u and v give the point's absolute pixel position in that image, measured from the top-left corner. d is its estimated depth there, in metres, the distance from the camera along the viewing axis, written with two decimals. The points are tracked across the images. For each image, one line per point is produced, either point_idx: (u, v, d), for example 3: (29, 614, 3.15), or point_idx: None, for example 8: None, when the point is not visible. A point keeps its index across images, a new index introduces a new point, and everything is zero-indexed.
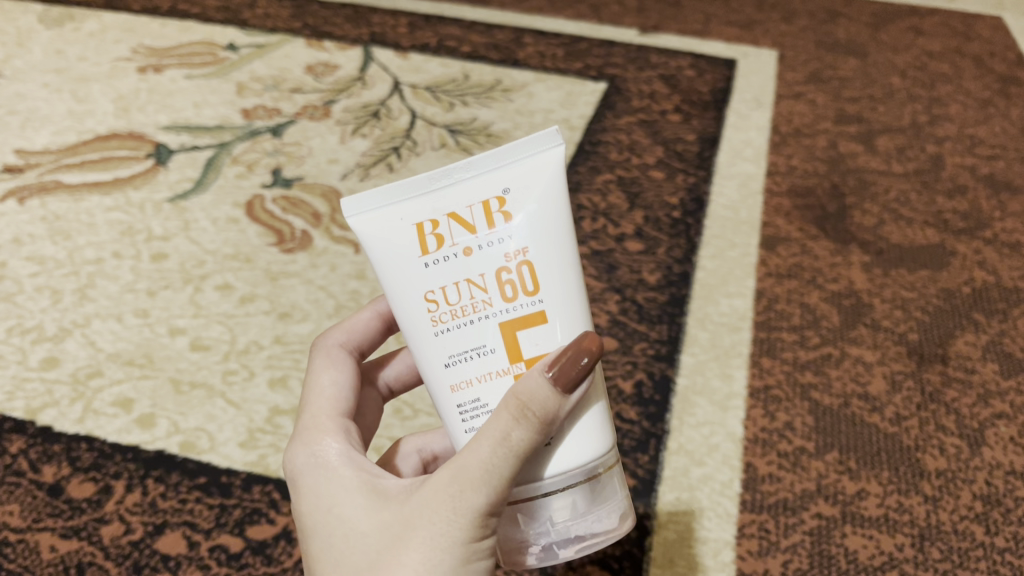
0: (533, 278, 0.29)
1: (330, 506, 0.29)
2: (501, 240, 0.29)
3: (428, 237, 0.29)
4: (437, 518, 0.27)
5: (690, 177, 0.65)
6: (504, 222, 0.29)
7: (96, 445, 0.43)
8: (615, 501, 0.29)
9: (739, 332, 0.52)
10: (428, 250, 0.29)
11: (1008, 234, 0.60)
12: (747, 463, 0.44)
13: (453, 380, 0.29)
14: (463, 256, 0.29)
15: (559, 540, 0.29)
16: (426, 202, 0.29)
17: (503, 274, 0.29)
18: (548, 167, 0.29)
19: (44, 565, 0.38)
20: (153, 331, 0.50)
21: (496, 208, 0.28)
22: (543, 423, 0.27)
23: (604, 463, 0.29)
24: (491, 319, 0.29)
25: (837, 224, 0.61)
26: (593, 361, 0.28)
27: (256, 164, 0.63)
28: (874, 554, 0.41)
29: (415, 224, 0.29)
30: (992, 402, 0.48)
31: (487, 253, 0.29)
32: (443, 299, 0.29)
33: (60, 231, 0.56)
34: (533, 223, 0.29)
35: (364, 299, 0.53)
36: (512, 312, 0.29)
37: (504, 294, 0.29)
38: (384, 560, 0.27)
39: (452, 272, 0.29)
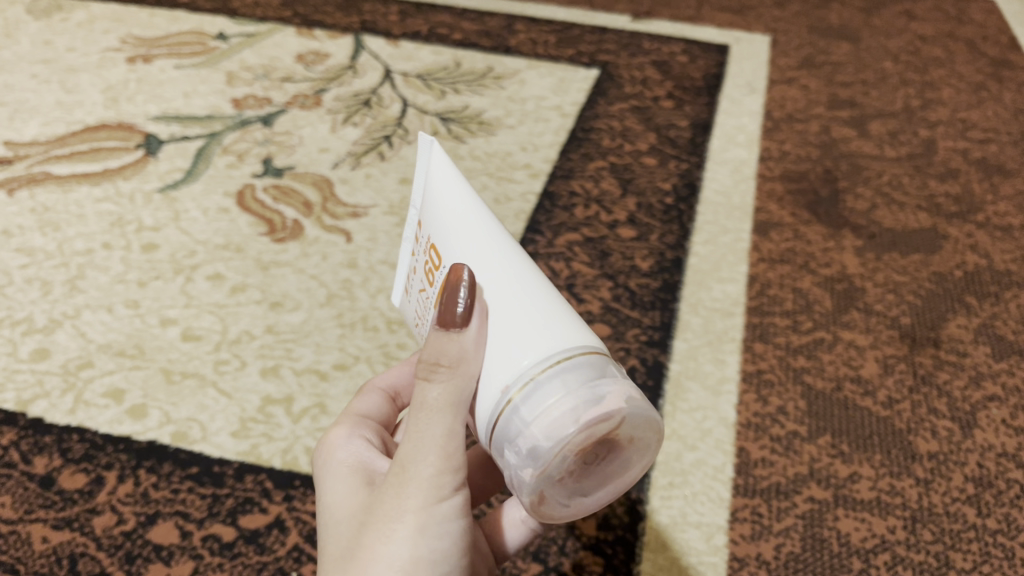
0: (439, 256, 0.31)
1: (324, 496, 0.32)
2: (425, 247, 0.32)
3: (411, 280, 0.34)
4: (391, 492, 0.28)
5: (683, 163, 0.65)
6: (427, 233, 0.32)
7: (87, 436, 0.43)
8: (569, 395, 0.25)
9: (731, 317, 0.52)
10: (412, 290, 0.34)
11: (1001, 218, 0.60)
12: (740, 448, 0.44)
13: None
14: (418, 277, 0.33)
15: (515, 460, 0.26)
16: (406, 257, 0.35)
17: (431, 269, 0.31)
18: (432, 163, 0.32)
19: (36, 556, 0.38)
20: (144, 322, 0.49)
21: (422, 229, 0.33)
22: (443, 363, 0.27)
23: (554, 360, 0.25)
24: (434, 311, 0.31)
25: (830, 209, 0.61)
26: (459, 292, 0.28)
27: (247, 154, 0.63)
28: (866, 537, 0.41)
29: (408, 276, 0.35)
30: (984, 384, 0.48)
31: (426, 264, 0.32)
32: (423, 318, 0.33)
33: (49, 223, 0.56)
34: (439, 218, 0.31)
35: (356, 288, 0.53)
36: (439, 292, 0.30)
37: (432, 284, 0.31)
38: (355, 541, 0.29)
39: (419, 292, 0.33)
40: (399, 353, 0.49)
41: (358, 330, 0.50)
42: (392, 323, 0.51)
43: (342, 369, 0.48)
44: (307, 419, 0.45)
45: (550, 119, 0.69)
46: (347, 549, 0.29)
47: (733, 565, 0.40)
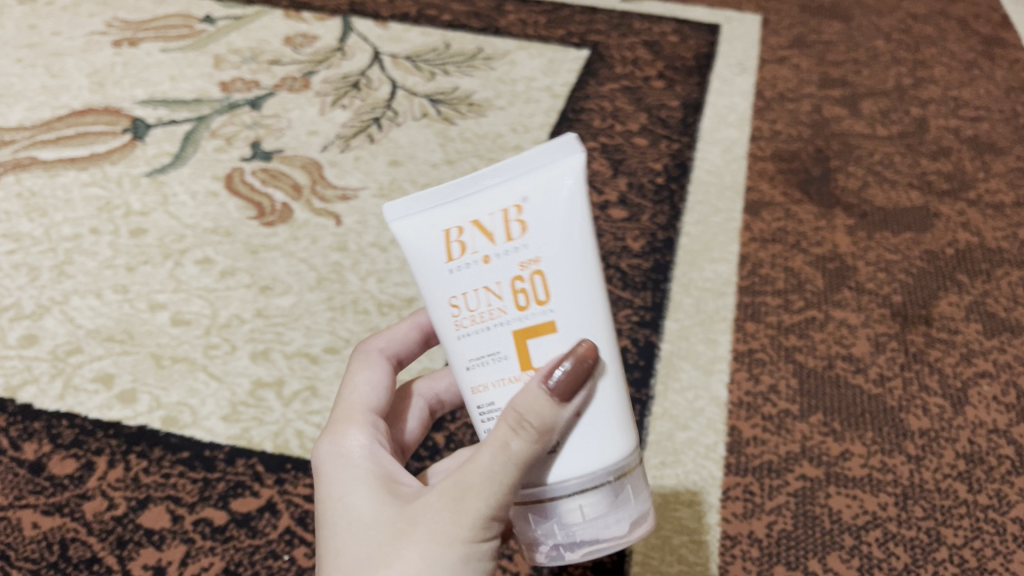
0: (546, 287, 0.26)
1: (339, 493, 0.29)
2: (517, 249, 0.26)
3: (453, 243, 0.26)
4: (443, 510, 0.26)
5: (674, 143, 0.65)
6: (523, 232, 0.26)
7: (77, 421, 0.43)
8: (624, 510, 0.28)
9: (723, 297, 0.52)
10: (452, 257, 0.27)
11: (992, 195, 0.60)
12: (732, 427, 0.45)
13: (474, 382, 0.28)
14: (481, 264, 0.26)
15: (564, 543, 0.28)
16: (451, 209, 0.26)
17: (518, 282, 0.26)
18: (568, 175, 0.26)
19: (27, 541, 0.38)
20: (133, 307, 0.49)
21: (515, 216, 0.26)
22: (542, 432, 0.26)
23: (616, 471, 0.28)
24: (508, 327, 0.27)
25: (822, 188, 0.61)
26: (583, 365, 0.27)
27: (235, 137, 0.63)
28: (858, 514, 0.41)
29: (442, 230, 0.27)
30: (975, 361, 0.48)
31: (506, 263, 0.26)
32: (465, 304, 0.27)
33: (36, 208, 0.55)
34: (554, 234, 0.26)
35: (346, 271, 0.52)
36: (524, 320, 0.27)
37: (518, 303, 0.27)
38: (389, 554, 0.26)
39: (473, 280, 0.27)
40: None
41: (348, 313, 0.50)
42: (382, 306, 0.50)
43: (333, 352, 0.48)
44: (298, 402, 0.45)
45: (541, 100, 0.69)
46: (373, 562, 0.26)
47: (725, 543, 0.40)
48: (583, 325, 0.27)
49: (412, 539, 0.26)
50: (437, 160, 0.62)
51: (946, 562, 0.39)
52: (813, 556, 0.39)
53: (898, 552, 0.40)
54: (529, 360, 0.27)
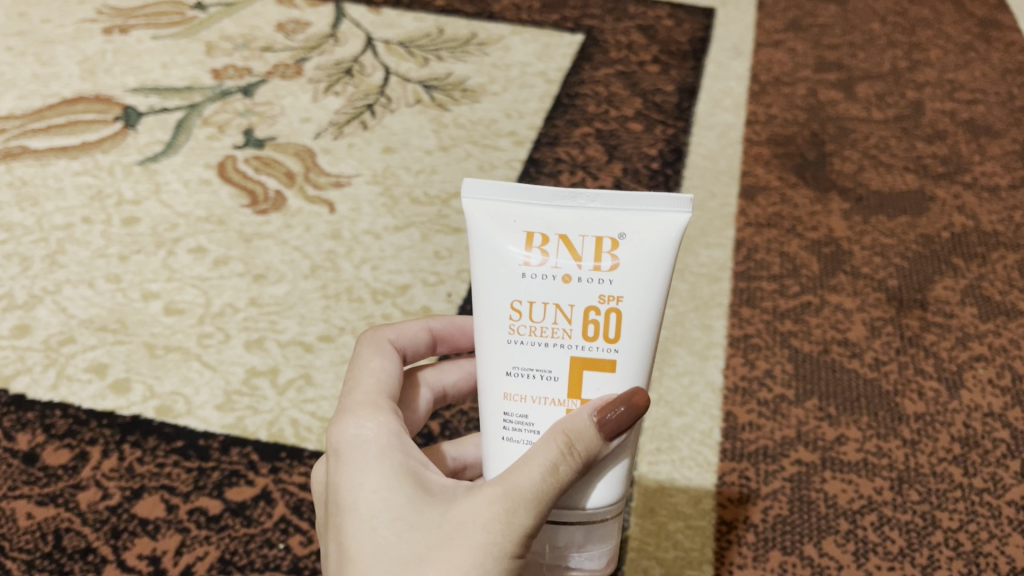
0: (619, 326, 0.28)
1: (373, 486, 0.28)
2: (602, 280, 0.28)
3: (534, 249, 0.28)
4: (493, 522, 0.26)
5: (669, 128, 0.64)
6: (612, 267, 0.28)
7: (70, 411, 0.42)
8: (608, 546, 0.29)
9: (718, 282, 0.52)
10: (529, 261, 0.28)
11: (987, 178, 0.60)
12: (728, 412, 0.44)
13: (509, 390, 0.29)
14: (561, 281, 0.28)
15: (547, 562, 0.29)
16: (541, 213, 0.28)
17: (592, 313, 0.28)
18: (670, 231, 0.28)
19: (21, 532, 0.38)
20: (126, 296, 0.49)
21: (608, 248, 0.28)
22: (585, 462, 0.27)
23: (614, 510, 0.29)
24: (565, 351, 0.28)
25: (817, 172, 0.61)
26: (635, 412, 0.28)
27: (227, 125, 0.62)
28: (853, 499, 0.41)
29: (528, 233, 0.28)
30: (970, 344, 0.48)
31: (586, 289, 0.28)
32: (528, 312, 0.28)
33: (28, 197, 0.55)
34: (639, 278, 0.28)
35: (340, 259, 0.52)
36: (584, 349, 0.28)
37: (586, 332, 0.28)
38: (439, 561, 0.26)
39: (546, 292, 0.28)
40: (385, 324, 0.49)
41: (342, 301, 0.50)
42: (377, 294, 0.50)
43: (327, 340, 0.47)
44: (293, 390, 0.45)
45: (535, 86, 0.68)
46: (422, 568, 0.26)
47: (721, 528, 0.40)
48: (637, 376, 0.28)
49: (460, 549, 0.26)
50: (431, 146, 0.61)
51: (941, 546, 0.39)
52: (809, 541, 0.39)
53: (893, 536, 0.40)
54: (576, 386, 0.28)
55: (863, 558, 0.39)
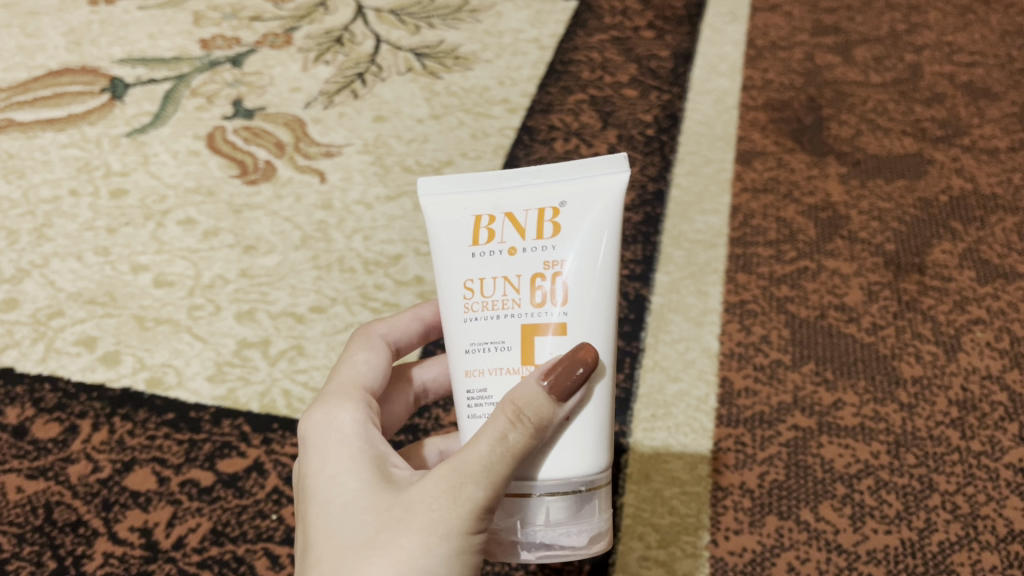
0: (565, 289, 0.28)
1: (331, 473, 0.28)
2: (545, 247, 0.28)
3: (482, 229, 0.29)
4: (440, 498, 0.26)
5: (664, 94, 0.63)
6: (554, 233, 0.29)
7: (59, 385, 0.42)
8: (587, 524, 0.28)
9: (714, 249, 0.51)
10: (478, 241, 0.29)
11: (986, 141, 0.59)
12: (723, 378, 0.44)
13: (468, 366, 0.29)
14: (508, 254, 0.29)
15: (525, 543, 0.29)
16: (486, 196, 0.29)
17: (538, 279, 0.28)
18: (608, 194, 0.29)
19: (11, 506, 0.38)
20: (115, 269, 0.48)
21: (550, 217, 0.29)
22: (537, 430, 0.27)
23: (587, 483, 0.28)
24: (517, 320, 0.28)
25: (814, 136, 0.60)
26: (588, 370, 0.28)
27: (216, 95, 0.61)
28: (850, 463, 0.41)
29: (477, 217, 0.29)
30: (968, 308, 0.48)
31: (531, 258, 0.28)
32: (480, 289, 0.29)
33: (14, 171, 0.54)
34: (582, 243, 0.29)
35: (331, 230, 0.52)
36: (534, 314, 0.28)
37: (534, 298, 0.28)
38: (385, 541, 0.25)
39: (494, 266, 0.29)
40: (377, 294, 0.48)
41: (334, 272, 0.49)
42: (369, 264, 0.50)
43: (319, 311, 0.47)
44: (285, 361, 0.44)
45: (528, 52, 0.67)
46: (367, 549, 0.25)
47: (717, 494, 0.40)
48: (589, 336, 0.29)
49: (406, 530, 0.25)
50: (422, 115, 0.61)
51: (938, 509, 0.39)
52: (806, 506, 0.39)
53: (890, 500, 0.39)
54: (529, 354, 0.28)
55: (859, 522, 0.39)
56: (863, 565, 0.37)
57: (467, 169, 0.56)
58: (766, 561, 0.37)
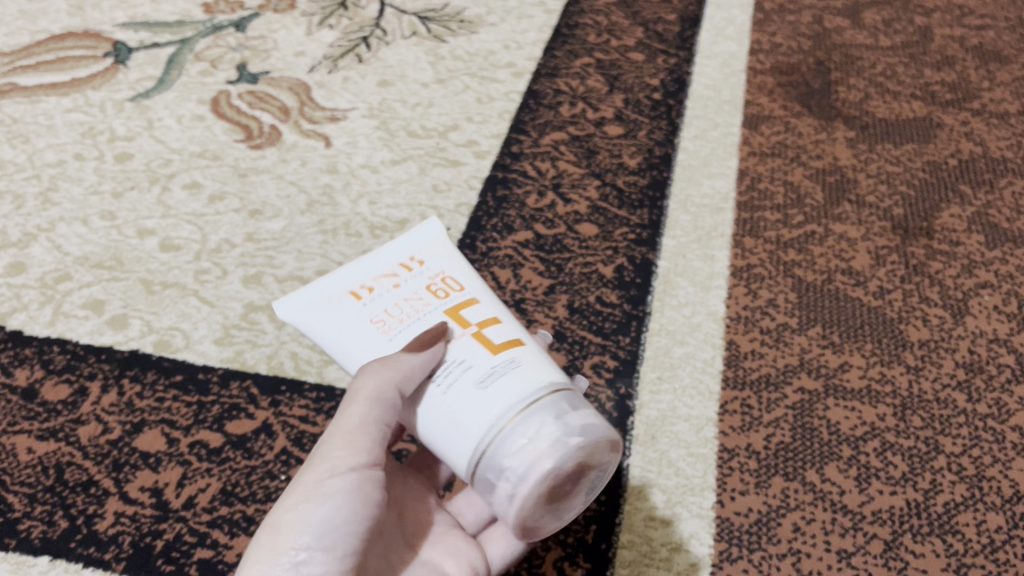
0: (455, 281, 0.33)
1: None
2: (419, 273, 0.33)
3: (361, 290, 0.32)
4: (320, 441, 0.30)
5: (671, 57, 0.63)
6: (420, 263, 0.33)
7: (68, 347, 0.42)
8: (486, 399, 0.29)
9: (721, 213, 0.51)
10: (362, 296, 0.32)
11: (996, 105, 0.59)
12: (729, 341, 0.44)
13: (383, 326, 0.32)
14: (391, 288, 0.32)
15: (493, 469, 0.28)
16: (344, 283, 0.32)
17: (432, 289, 0.32)
18: (438, 246, 0.34)
19: (22, 467, 0.38)
20: (121, 233, 0.48)
21: (413, 263, 0.33)
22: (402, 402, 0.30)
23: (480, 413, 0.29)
24: (394, 296, 0.32)
25: (822, 101, 0.59)
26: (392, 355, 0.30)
27: (220, 60, 0.61)
28: (856, 425, 0.41)
29: (347, 287, 0.32)
30: (977, 272, 0.48)
31: (411, 282, 0.32)
32: (389, 315, 0.32)
33: (18, 135, 0.54)
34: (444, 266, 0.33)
35: (337, 194, 0.51)
36: (382, 266, 0.33)
37: (438, 296, 0.32)
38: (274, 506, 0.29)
39: (384, 301, 0.32)
40: None
41: (340, 236, 0.49)
42: (376, 231, 0.49)
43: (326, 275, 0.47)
44: (292, 324, 0.44)
45: (534, 16, 0.66)
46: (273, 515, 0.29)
47: (723, 456, 0.40)
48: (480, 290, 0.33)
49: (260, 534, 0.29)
50: (427, 79, 0.60)
51: (944, 471, 0.39)
52: (811, 467, 0.39)
53: (896, 461, 0.40)
54: (489, 342, 0.31)
55: (865, 483, 0.39)
56: (869, 525, 0.38)
57: (472, 134, 0.56)
58: (771, 521, 0.38)
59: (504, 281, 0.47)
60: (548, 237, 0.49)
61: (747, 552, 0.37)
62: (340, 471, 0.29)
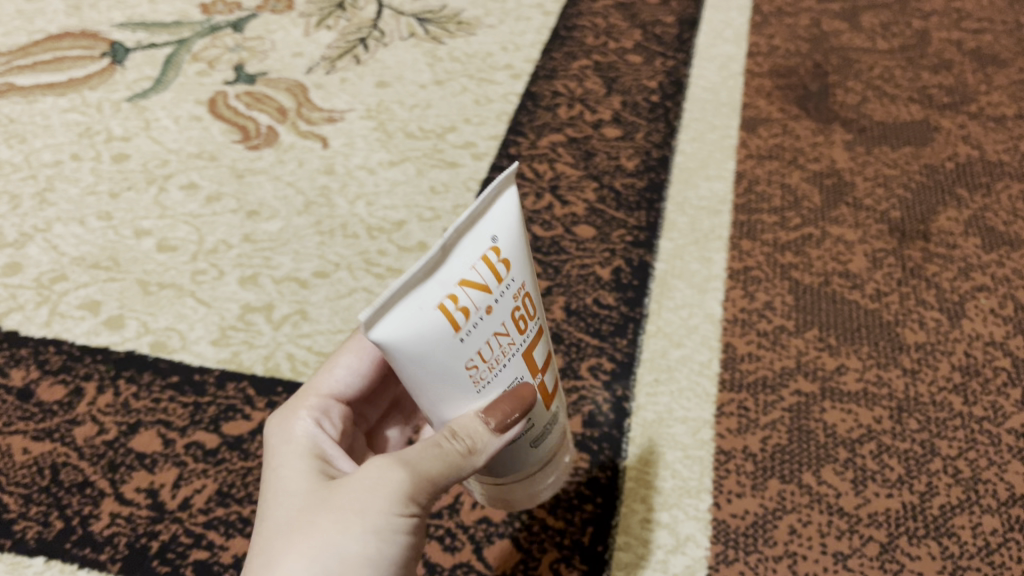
0: (530, 302, 0.27)
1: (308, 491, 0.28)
2: (509, 284, 0.26)
3: (456, 312, 0.24)
4: (381, 466, 0.27)
5: (669, 60, 0.63)
6: (506, 268, 0.25)
7: (64, 347, 0.42)
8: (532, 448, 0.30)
9: (718, 215, 0.51)
10: (459, 325, 0.24)
11: (994, 108, 0.59)
12: (726, 344, 0.44)
13: (476, 375, 0.26)
14: (486, 314, 0.25)
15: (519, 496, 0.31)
16: (439, 284, 0.23)
17: (517, 312, 0.26)
18: (507, 215, 0.25)
19: (18, 467, 0.38)
20: (118, 233, 0.48)
21: (495, 260, 0.25)
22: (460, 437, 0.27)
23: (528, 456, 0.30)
24: (488, 324, 0.25)
25: (820, 103, 0.59)
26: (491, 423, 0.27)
27: (217, 60, 0.61)
28: (852, 428, 0.41)
29: (439, 303, 0.24)
30: (973, 275, 0.48)
31: (502, 305, 0.25)
32: (482, 359, 0.26)
33: (16, 135, 0.54)
34: (517, 257, 0.26)
35: (334, 195, 0.51)
36: (467, 264, 0.24)
37: (520, 328, 0.27)
38: (309, 520, 0.26)
39: (481, 335, 0.25)
40: (380, 259, 0.48)
41: (337, 237, 0.49)
42: (373, 232, 0.49)
43: (322, 276, 0.47)
44: (289, 325, 0.44)
45: (532, 18, 0.66)
46: (299, 520, 0.26)
47: (719, 458, 0.40)
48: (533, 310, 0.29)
49: (293, 532, 0.26)
50: (425, 80, 0.60)
51: (940, 473, 0.39)
52: (807, 470, 0.39)
53: (892, 464, 0.40)
54: (543, 395, 0.30)
55: (861, 486, 0.39)
56: (865, 528, 0.38)
57: (470, 135, 0.56)
58: (767, 524, 0.38)
59: None
60: (545, 239, 0.49)
61: (744, 554, 0.37)
62: (402, 510, 0.27)
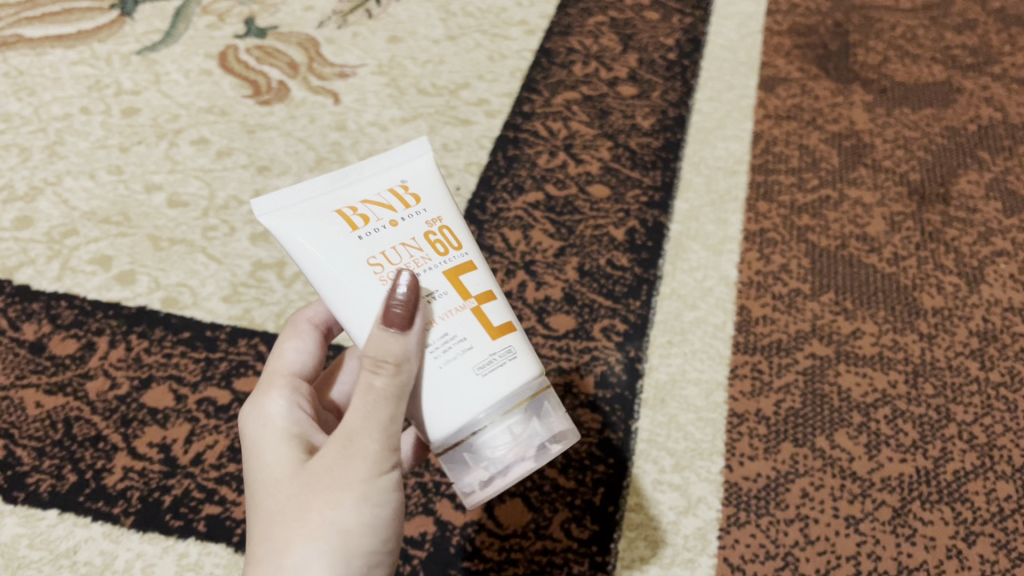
0: (453, 237, 0.29)
1: (281, 470, 0.28)
2: (420, 212, 0.29)
3: (353, 217, 0.28)
4: (351, 431, 0.27)
5: (687, 17, 0.61)
6: (417, 201, 0.30)
7: (76, 302, 0.42)
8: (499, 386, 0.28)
9: (735, 176, 0.50)
10: (356, 227, 0.28)
11: (1019, 69, 0.57)
12: (741, 306, 0.44)
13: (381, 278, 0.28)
14: (389, 227, 0.28)
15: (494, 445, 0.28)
16: (333, 199, 0.29)
17: (430, 236, 0.29)
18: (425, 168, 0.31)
19: (31, 421, 0.38)
20: (128, 188, 0.48)
21: (402, 191, 0.30)
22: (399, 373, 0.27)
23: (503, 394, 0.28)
24: (391, 235, 0.28)
25: (840, 63, 0.58)
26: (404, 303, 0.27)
27: (228, 14, 0.59)
28: (867, 392, 0.41)
29: (336, 211, 0.29)
30: (993, 240, 0.47)
31: (411, 224, 0.29)
32: (386, 261, 0.28)
33: (25, 87, 0.54)
34: (436, 196, 0.30)
35: (346, 152, 0.51)
36: (370, 188, 0.29)
37: (437, 251, 0.29)
38: (300, 501, 0.26)
39: (383, 242, 0.28)
40: None
41: None
42: None
43: None
44: (300, 283, 0.44)
45: None
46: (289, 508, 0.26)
47: (731, 421, 0.40)
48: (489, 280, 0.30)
49: (291, 516, 0.26)
50: (438, 36, 0.59)
51: (955, 439, 0.39)
52: (820, 434, 0.39)
53: (906, 429, 0.39)
54: (489, 322, 0.29)
55: (874, 450, 0.39)
56: (877, 492, 0.37)
57: (483, 92, 0.55)
58: (779, 487, 0.38)
59: (514, 243, 0.46)
60: (559, 199, 0.49)
61: (755, 517, 0.37)
62: (384, 469, 0.27)
